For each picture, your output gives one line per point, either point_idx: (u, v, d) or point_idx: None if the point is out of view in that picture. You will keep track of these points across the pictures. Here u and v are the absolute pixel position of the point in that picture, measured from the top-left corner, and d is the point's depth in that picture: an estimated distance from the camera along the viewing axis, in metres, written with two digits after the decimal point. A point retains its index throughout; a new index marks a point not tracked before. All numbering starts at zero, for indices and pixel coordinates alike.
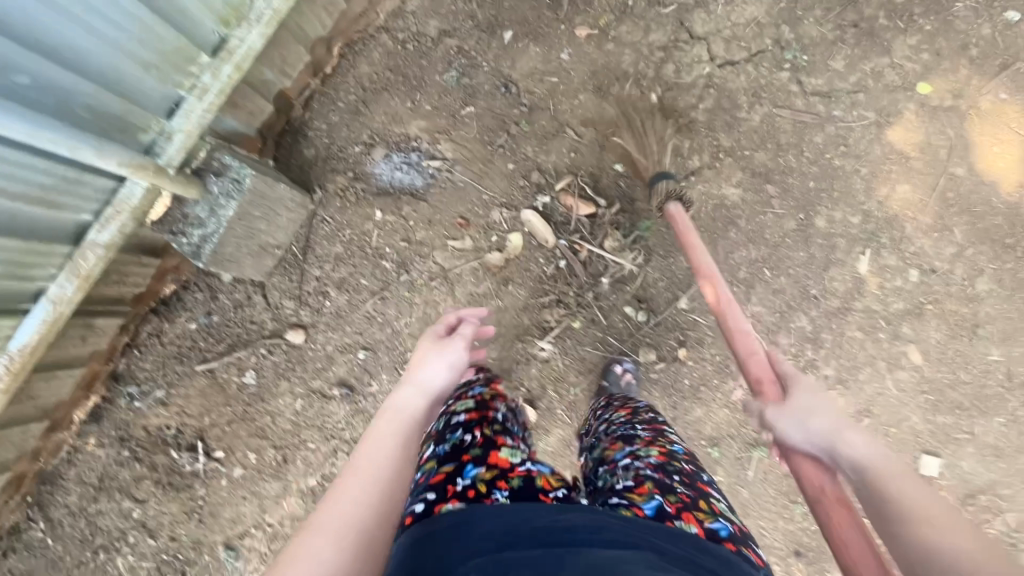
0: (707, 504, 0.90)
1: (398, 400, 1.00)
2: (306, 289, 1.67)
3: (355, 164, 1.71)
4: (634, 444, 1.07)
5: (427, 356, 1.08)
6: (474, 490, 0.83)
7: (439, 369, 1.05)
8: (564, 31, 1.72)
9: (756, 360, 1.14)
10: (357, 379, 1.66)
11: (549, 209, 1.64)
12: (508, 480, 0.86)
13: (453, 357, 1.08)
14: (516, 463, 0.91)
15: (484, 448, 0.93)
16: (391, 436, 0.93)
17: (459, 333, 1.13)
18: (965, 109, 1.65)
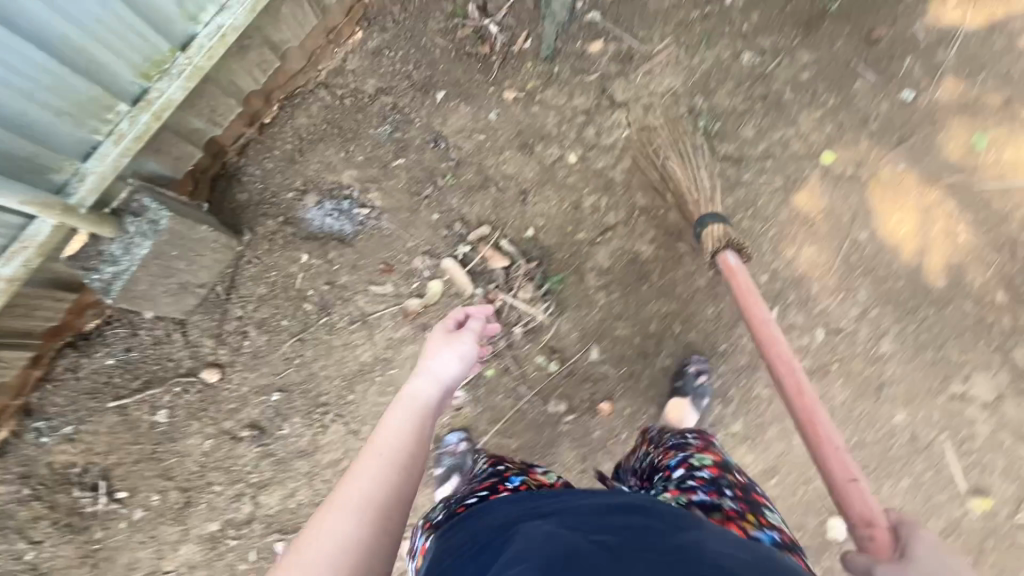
0: (755, 517, 0.96)
1: (411, 388, 1.02)
2: (226, 328, 1.69)
3: (286, 209, 1.78)
4: (687, 450, 1.13)
5: (438, 348, 1.10)
6: (525, 486, 0.95)
7: (449, 359, 1.08)
8: (493, 93, 1.83)
9: (857, 489, 1.11)
10: (269, 422, 1.64)
11: (467, 258, 1.69)
12: (554, 487, 0.98)
13: (463, 349, 1.10)
14: (553, 481, 1.02)
15: (524, 466, 1.04)
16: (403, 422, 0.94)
17: (468, 325, 1.16)
18: (866, 178, 1.75)
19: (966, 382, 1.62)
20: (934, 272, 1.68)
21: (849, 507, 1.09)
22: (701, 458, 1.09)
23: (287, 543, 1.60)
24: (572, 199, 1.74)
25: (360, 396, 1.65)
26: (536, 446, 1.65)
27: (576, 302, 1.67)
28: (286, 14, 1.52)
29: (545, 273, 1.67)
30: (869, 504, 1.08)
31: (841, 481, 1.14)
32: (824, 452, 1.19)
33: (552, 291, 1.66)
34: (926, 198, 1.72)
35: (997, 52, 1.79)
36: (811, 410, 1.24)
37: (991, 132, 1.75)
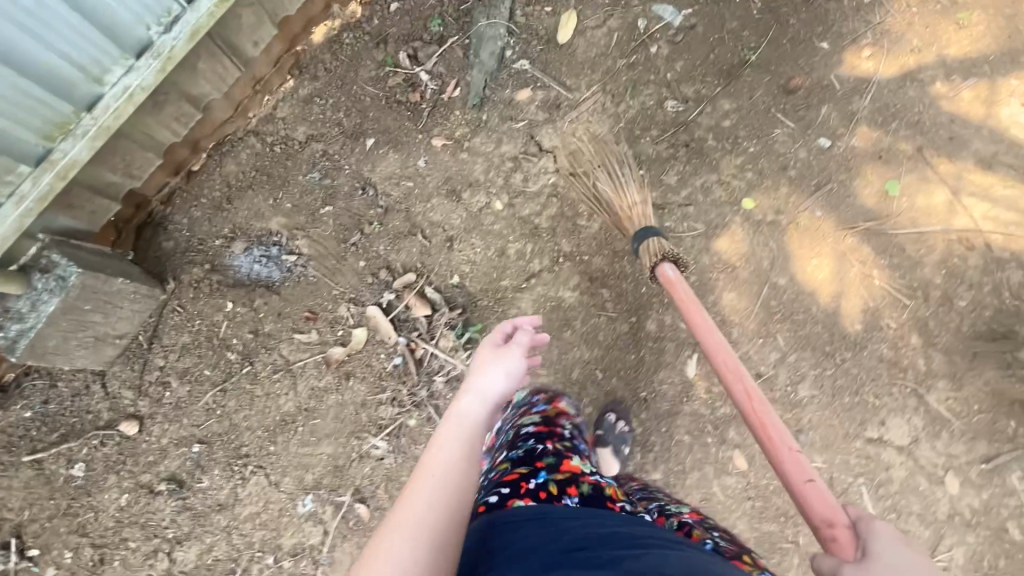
0: (751, 558, 0.98)
1: (460, 409, 1.12)
2: (147, 379, 1.67)
3: (213, 256, 1.77)
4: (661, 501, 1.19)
5: (488, 364, 1.21)
6: (547, 490, 0.99)
7: (496, 376, 1.18)
8: (422, 140, 1.86)
9: (814, 490, 1.09)
10: (188, 474, 1.62)
11: (391, 306, 1.70)
12: (578, 486, 1.03)
13: (511, 364, 1.21)
14: (586, 472, 1.09)
15: (557, 457, 1.10)
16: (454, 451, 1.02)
17: (517, 340, 1.25)
18: (785, 224, 1.78)
19: (882, 426, 1.65)
20: (850, 317, 1.71)
21: (810, 510, 1.06)
22: (679, 508, 1.15)
23: None
24: (498, 246, 1.77)
25: (281, 446, 1.64)
26: None
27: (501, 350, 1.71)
28: (204, 69, 1.53)
29: (466, 321, 1.69)
30: (829, 504, 1.05)
31: (798, 483, 1.12)
32: (780, 455, 1.18)
33: (473, 339, 1.66)
34: (842, 243, 1.76)
35: (908, 102, 1.86)
36: (762, 413, 1.24)
37: (903, 179, 1.80)
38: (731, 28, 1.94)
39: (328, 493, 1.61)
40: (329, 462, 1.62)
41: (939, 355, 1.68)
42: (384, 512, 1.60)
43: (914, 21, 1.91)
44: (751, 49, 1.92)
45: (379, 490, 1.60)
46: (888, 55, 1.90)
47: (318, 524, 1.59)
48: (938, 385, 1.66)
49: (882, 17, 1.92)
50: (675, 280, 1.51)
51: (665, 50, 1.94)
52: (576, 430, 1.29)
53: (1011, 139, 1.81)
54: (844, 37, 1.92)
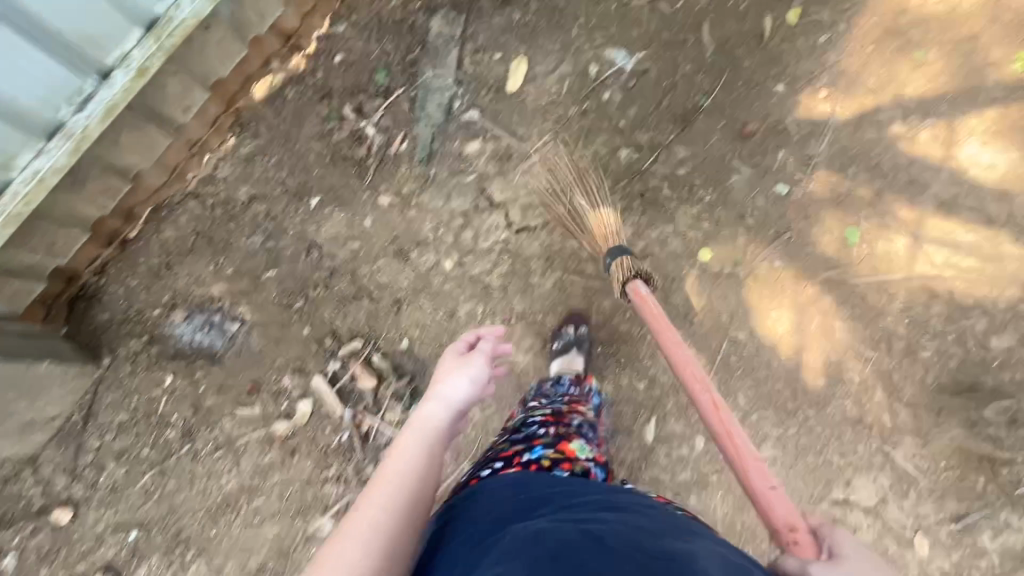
0: None
1: (423, 413, 1.03)
2: (80, 462, 1.59)
3: (152, 326, 1.69)
4: None
5: (450, 371, 1.11)
6: (539, 464, 1.12)
7: (459, 383, 1.07)
8: (368, 198, 1.79)
9: (779, 497, 1.04)
10: (126, 563, 1.55)
11: (337, 375, 1.64)
12: (570, 465, 1.14)
13: (474, 373, 1.10)
14: (580, 457, 1.18)
15: (555, 438, 1.22)
16: (416, 449, 0.95)
17: (481, 349, 1.16)
18: (744, 275, 1.73)
19: (848, 487, 1.61)
20: (812, 372, 1.66)
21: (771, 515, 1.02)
22: None
23: None
24: (448, 308, 1.71)
25: (223, 530, 1.57)
26: None
27: None
28: (127, 141, 1.46)
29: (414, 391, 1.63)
30: (789, 508, 1.02)
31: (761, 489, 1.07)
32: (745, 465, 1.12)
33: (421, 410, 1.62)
34: (803, 294, 1.72)
35: (867, 144, 1.82)
36: (728, 423, 1.19)
37: (863, 226, 1.76)
38: (684, 73, 1.90)
39: None
40: (274, 546, 1.55)
41: (905, 410, 1.63)
42: None
43: (870, 61, 1.87)
44: (705, 93, 1.88)
45: None
46: (845, 96, 1.86)
47: None
48: (906, 441, 1.61)
49: (838, 58, 1.88)
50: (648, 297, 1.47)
51: (617, 96, 1.89)
52: (586, 424, 1.35)
53: (970, 180, 1.77)
54: (799, 78, 1.87)
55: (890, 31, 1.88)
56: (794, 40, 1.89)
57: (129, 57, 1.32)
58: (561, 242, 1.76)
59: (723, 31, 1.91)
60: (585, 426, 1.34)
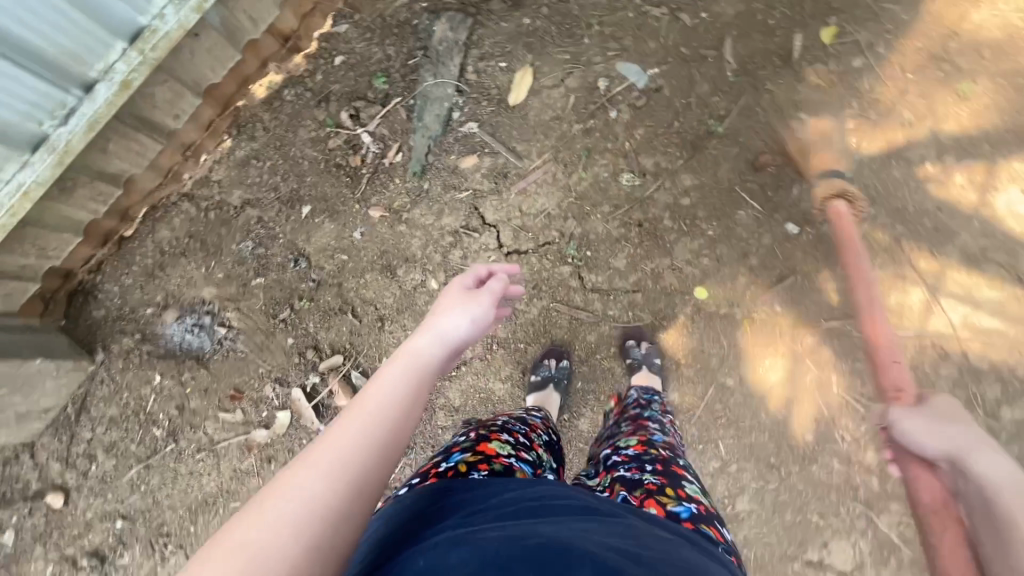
0: (672, 490, 0.99)
1: (413, 345, 0.82)
2: (73, 451, 1.66)
3: (144, 325, 1.72)
4: (617, 440, 1.25)
5: (452, 304, 0.90)
6: (455, 470, 0.95)
7: (464, 318, 0.88)
8: (359, 210, 1.76)
9: (897, 369, 1.45)
10: (110, 550, 1.63)
11: (315, 390, 1.67)
12: (490, 463, 0.98)
13: (479, 312, 0.90)
14: (501, 453, 1.03)
15: (475, 441, 1.05)
16: (395, 389, 0.73)
17: (489, 287, 0.95)
18: (739, 318, 1.65)
19: (824, 548, 1.57)
20: (798, 428, 1.60)
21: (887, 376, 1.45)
22: (626, 444, 1.20)
23: None
24: None
25: (201, 528, 1.63)
26: None
27: (424, 441, 1.66)
28: (115, 149, 1.47)
29: None
30: (905, 380, 1.43)
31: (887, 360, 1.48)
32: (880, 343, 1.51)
33: None
34: (800, 343, 1.63)
35: (891, 184, 1.67)
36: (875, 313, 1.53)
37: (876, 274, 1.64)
38: (699, 92, 1.76)
39: None
40: None
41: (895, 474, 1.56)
42: None
43: (909, 90, 1.70)
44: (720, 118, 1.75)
45: None
46: (874, 129, 1.70)
47: None
48: (892, 508, 1.55)
49: (871, 85, 1.71)
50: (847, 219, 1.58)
51: (625, 114, 1.77)
52: (511, 421, 1.18)
53: (1003, 233, 1.62)
54: (824, 106, 1.72)
55: (936, 57, 1.69)
56: (824, 62, 1.73)
57: (113, 69, 1.30)
58: (551, 269, 1.71)
59: (747, 48, 1.75)
60: (511, 422, 1.19)
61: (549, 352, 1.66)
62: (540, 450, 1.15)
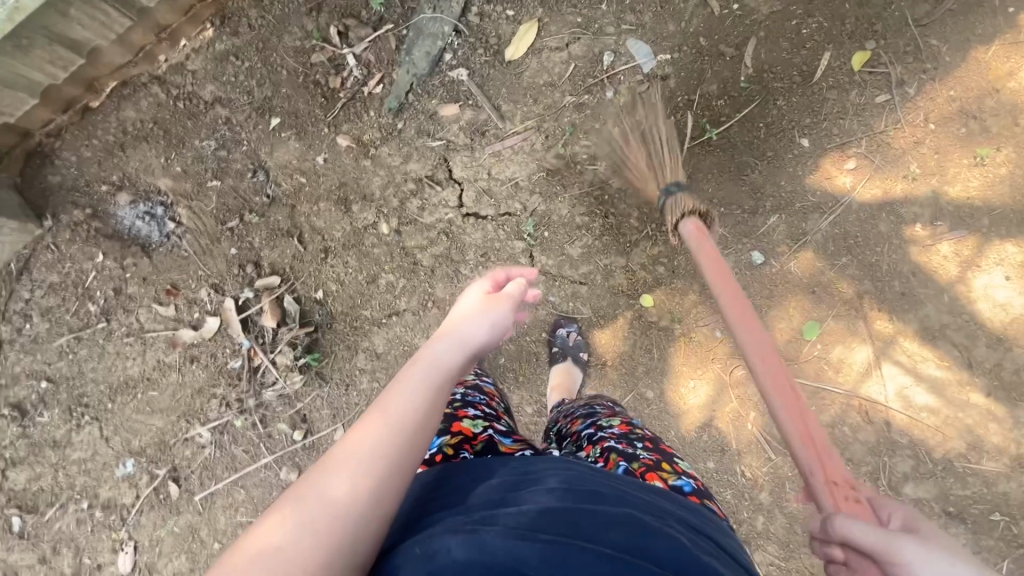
0: (670, 465, 0.93)
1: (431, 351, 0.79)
2: (12, 307, 1.70)
3: (97, 202, 1.71)
4: (594, 416, 1.11)
5: (473, 305, 0.86)
6: (442, 454, 0.91)
7: (479, 323, 0.84)
8: (327, 135, 1.70)
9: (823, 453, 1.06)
10: (32, 405, 1.70)
11: (247, 304, 1.68)
12: (473, 443, 0.94)
13: (498, 316, 0.86)
14: (479, 431, 0.98)
15: (447, 423, 1.00)
16: (418, 390, 0.72)
17: (511, 290, 0.90)
18: (677, 334, 1.62)
19: None
20: (702, 453, 1.61)
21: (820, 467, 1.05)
22: (609, 420, 1.07)
23: (24, 519, 1.69)
24: (371, 272, 1.69)
25: (118, 407, 1.69)
26: (260, 505, 1.67)
27: (342, 377, 1.68)
28: (78, 16, 1.41)
29: (309, 345, 1.68)
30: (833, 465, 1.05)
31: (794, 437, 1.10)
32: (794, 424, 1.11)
33: (310, 366, 1.67)
34: (730, 374, 1.61)
35: (873, 237, 1.58)
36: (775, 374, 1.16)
37: (826, 325, 1.60)
38: (705, 92, 1.64)
39: (149, 461, 1.68)
40: (157, 435, 1.69)
41: (782, 518, 1.58)
42: (193, 495, 1.68)
43: (925, 141, 1.57)
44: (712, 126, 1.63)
45: (193, 474, 1.68)
46: (875, 174, 1.59)
47: (132, 487, 1.68)
48: (767, 547, 1.59)
49: (888, 127, 1.58)
50: (704, 239, 1.36)
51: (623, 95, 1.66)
52: (472, 394, 1.14)
53: (971, 314, 1.54)
54: (832, 137, 1.60)
55: (965, 112, 1.55)
56: (847, 90, 1.59)
57: None
58: (504, 241, 1.68)
59: (770, 54, 1.61)
60: (468, 394, 1.14)
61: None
62: (503, 416, 1.12)
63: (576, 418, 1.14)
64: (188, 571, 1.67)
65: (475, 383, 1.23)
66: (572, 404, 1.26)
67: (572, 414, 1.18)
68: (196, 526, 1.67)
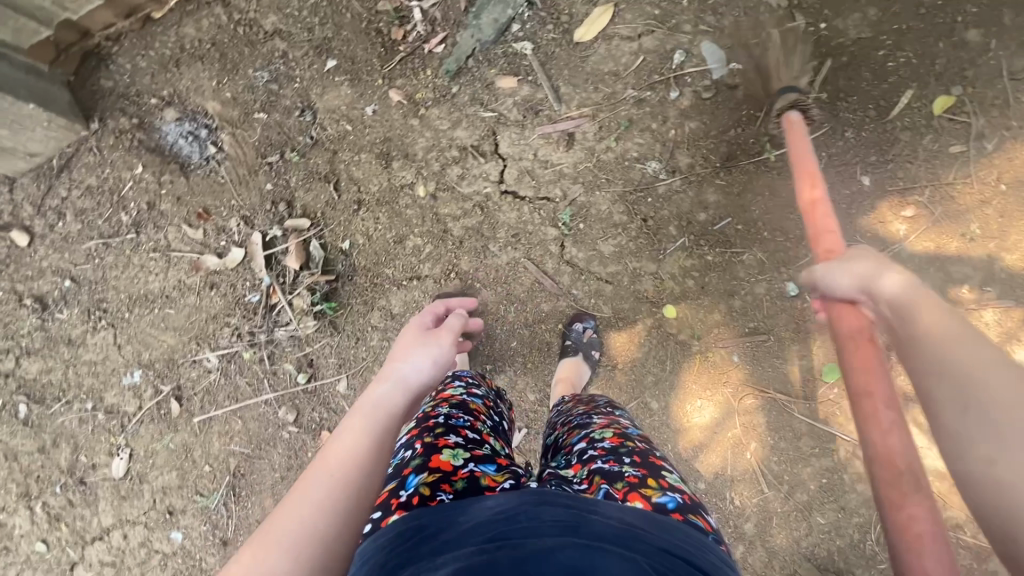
0: (655, 481, 0.88)
1: (379, 392, 0.98)
2: (48, 202, 1.72)
3: (144, 113, 1.71)
4: (590, 426, 1.07)
5: (411, 351, 1.07)
6: (419, 496, 0.79)
7: (419, 362, 1.04)
8: (380, 86, 1.67)
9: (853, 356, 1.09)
10: (53, 301, 1.73)
11: (274, 242, 1.69)
12: (453, 482, 0.83)
13: (438, 352, 1.08)
14: (459, 465, 0.87)
15: (425, 457, 0.89)
16: (369, 424, 0.90)
17: (446, 328, 1.14)
18: (693, 350, 1.59)
19: None
20: (693, 473, 1.61)
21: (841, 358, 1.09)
22: (602, 433, 1.03)
23: (29, 408, 1.74)
24: (400, 232, 1.68)
25: (134, 318, 1.72)
26: (254, 438, 1.70)
27: (353, 330, 1.69)
28: None
29: (327, 293, 1.68)
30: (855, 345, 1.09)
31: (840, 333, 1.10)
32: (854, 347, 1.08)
33: (325, 313, 1.68)
34: (739, 401, 1.58)
35: None
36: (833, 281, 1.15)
37: None
38: (772, 111, 1.57)
39: (156, 376, 1.72)
40: (167, 352, 1.72)
41: (761, 552, 1.57)
42: (193, 416, 1.72)
43: (992, 202, 1.49)
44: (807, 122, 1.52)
45: (196, 396, 1.71)
46: (931, 226, 1.52)
47: (136, 397, 1.72)
48: None
49: (956, 179, 1.51)
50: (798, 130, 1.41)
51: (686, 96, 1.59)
52: (455, 413, 1.03)
53: None
54: (895, 180, 1.53)
55: None
56: (921, 133, 1.52)
57: None
58: (537, 225, 1.65)
59: (849, 82, 1.54)
60: (453, 411, 1.04)
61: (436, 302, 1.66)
62: (490, 438, 1.01)
63: (571, 429, 1.10)
64: (176, 487, 1.71)
65: (461, 394, 1.13)
66: (570, 409, 1.22)
67: (569, 424, 1.14)
68: (190, 446, 1.71)
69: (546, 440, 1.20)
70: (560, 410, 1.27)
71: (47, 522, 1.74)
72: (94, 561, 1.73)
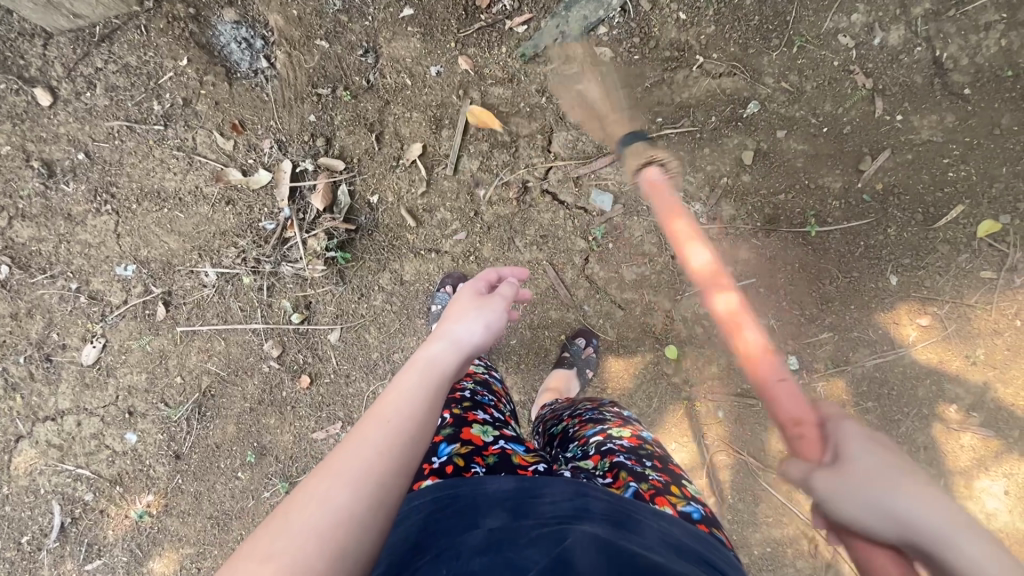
0: (679, 489, 0.88)
1: (425, 353, 0.74)
2: (79, 68, 1.63)
3: (203, 6, 1.62)
4: (604, 421, 1.07)
5: (464, 311, 0.81)
6: (452, 466, 0.84)
7: (472, 322, 0.79)
8: (450, 51, 1.62)
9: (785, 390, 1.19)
10: (62, 171, 1.66)
11: (303, 175, 1.65)
12: (484, 456, 0.87)
13: (494, 316, 0.81)
14: (489, 441, 0.92)
15: (455, 427, 0.94)
16: (419, 389, 0.68)
17: (502, 290, 0.86)
18: (682, 395, 1.61)
19: None
20: None
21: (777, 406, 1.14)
22: (619, 431, 1.03)
23: (10, 272, 1.68)
24: (432, 202, 1.65)
25: (141, 211, 1.67)
26: (233, 363, 1.68)
27: (359, 286, 1.66)
28: None
29: (342, 241, 1.65)
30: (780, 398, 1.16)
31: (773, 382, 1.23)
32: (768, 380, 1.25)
33: (335, 262, 1.65)
34: (711, 454, 1.61)
35: (907, 396, 1.56)
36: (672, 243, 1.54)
37: None
38: (825, 186, 1.57)
39: (149, 275, 1.68)
40: (166, 255, 1.67)
41: None
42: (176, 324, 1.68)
43: (1005, 333, 1.51)
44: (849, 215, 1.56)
45: (185, 307, 1.68)
46: (942, 338, 1.54)
47: (123, 289, 1.68)
48: None
49: (978, 302, 1.52)
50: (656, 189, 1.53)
51: None
52: (480, 392, 1.09)
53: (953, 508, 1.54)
54: (920, 288, 1.55)
55: None
56: (959, 250, 1.52)
57: None
58: (567, 232, 1.63)
59: (906, 180, 1.53)
60: (476, 390, 1.09)
61: (448, 279, 1.64)
62: (511, 420, 1.07)
63: (581, 421, 1.11)
64: (143, 389, 1.69)
65: (482, 375, 1.19)
66: (576, 404, 1.23)
67: (579, 417, 1.14)
68: (166, 354, 1.68)
69: (545, 434, 1.22)
70: (556, 407, 1.29)
71: (3, 388, 1.70)
72: (41, 440, 1.70)
